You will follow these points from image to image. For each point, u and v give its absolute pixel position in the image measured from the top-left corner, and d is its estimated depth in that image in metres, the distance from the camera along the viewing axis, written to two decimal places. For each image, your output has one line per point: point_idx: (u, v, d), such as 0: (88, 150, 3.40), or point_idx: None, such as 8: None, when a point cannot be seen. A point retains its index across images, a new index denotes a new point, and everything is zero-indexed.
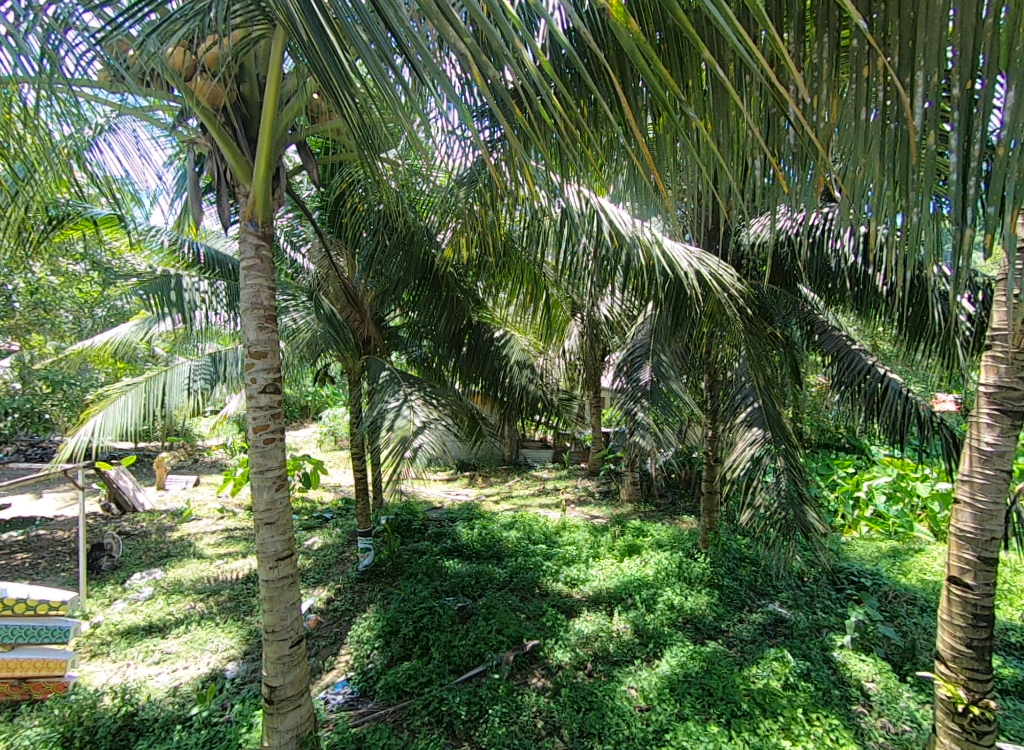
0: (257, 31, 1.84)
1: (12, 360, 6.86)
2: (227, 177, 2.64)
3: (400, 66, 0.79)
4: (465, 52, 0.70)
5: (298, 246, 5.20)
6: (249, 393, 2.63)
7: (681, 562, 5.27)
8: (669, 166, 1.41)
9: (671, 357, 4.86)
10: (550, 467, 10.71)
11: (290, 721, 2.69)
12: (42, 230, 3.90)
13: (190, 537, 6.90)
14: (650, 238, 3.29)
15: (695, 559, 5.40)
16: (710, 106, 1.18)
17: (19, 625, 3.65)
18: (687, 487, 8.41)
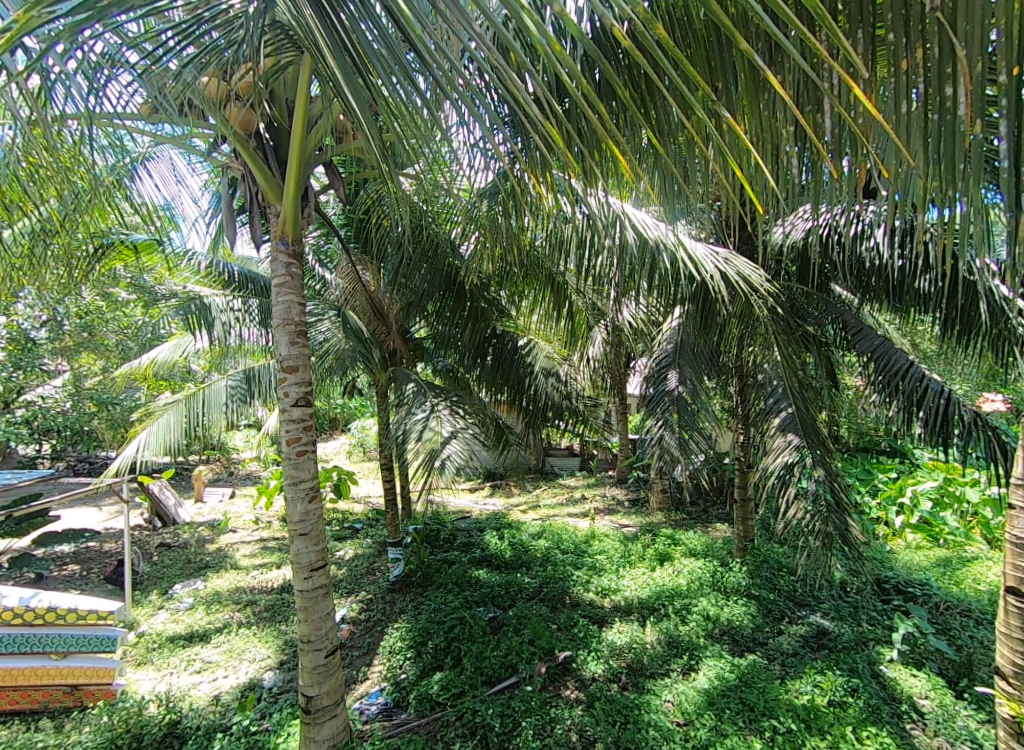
0: (286, 57, 1.92)
1: (66, 380, 7.41)
2: (259, 199, 2.73)
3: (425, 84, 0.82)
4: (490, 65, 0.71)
5: (326, 264, 5.35)
6: (282, 407, 2.69)
7: (715, 571, 5.15)
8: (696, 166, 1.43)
9: (698, 364, 4.77)
10: (578, 475, 10.65)
11: (326, 731, 2.72)
12: (90, 257, 4.12)
13: (227, 549, 7.08)
14: (673, 242, 3.23)
15: (730, 567, 5.27)
16: (738, 109, 1.19)
17: (70, 633, 3.79)
18: (719, 494, 8.20)
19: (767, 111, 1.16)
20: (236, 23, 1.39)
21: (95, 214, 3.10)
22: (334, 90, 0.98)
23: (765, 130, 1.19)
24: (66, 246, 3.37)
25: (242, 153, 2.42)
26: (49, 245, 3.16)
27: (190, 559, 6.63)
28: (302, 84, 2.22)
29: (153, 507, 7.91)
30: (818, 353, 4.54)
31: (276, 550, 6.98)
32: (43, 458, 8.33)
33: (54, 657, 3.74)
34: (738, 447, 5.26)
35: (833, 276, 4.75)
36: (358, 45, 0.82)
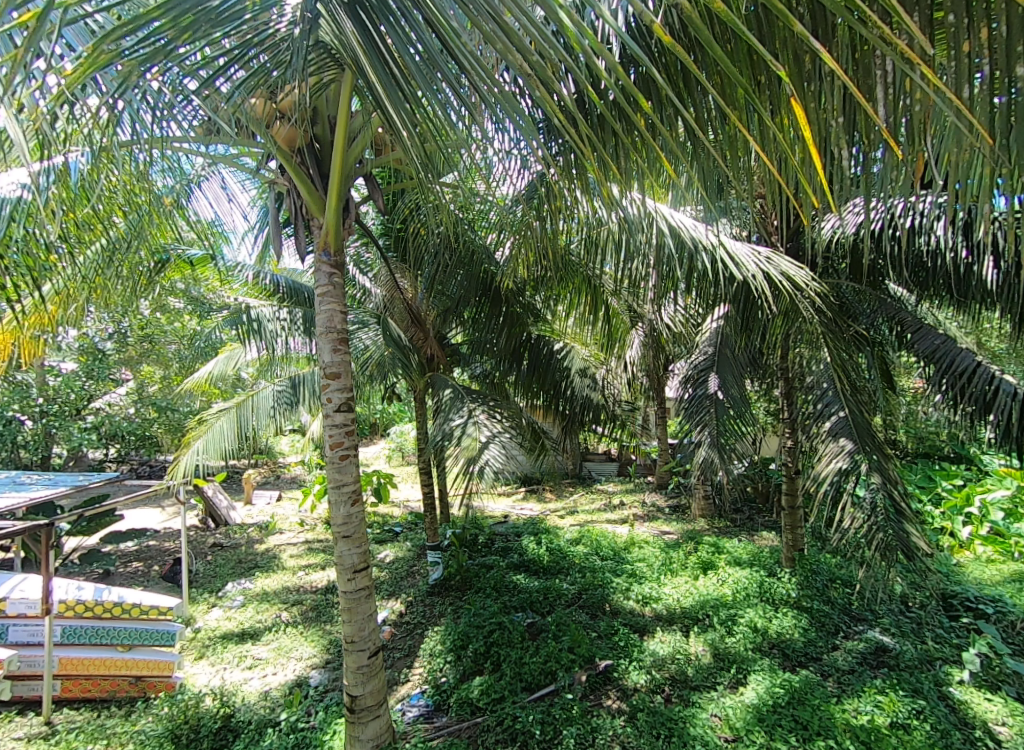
0: (330, 75, 2.00)
1: (129, 389, 7.90)
2: (304, 212, 2.83)
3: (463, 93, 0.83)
4: (532, 70, 0.72)
5: (365, 273, 5.50)
6: (325, 412, 2.77)
7: (763, 582, 4.95)
8: (737, 164, 1.39)
9: (739, 368, 4.64)
10: (616, 480, 10.51)
11: (371, 731, 2.77)
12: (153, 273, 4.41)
13: (275, 550, 7.34)
14: (713, 241, 3.17)
15: (779, 577, 5.05)
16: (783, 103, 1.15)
17: (133, 627, 4.04)
18: (765, 502, 7.91)
19: (815, 101, 1.12)
20: (282, 47, 1.44)
21: (156, 232, 3.32)
22: (373, 104, 1.02)
23: (815, 120, 1.14)
24: (131, 265, 3.62)
25: (287, 168, 2.53)
26: (117, 263, 3.41)
27: (241, 559, 6.92)
28: (343, 100, 2.29)
29: (207, 508, 8.30)
30: (871, 353, 4.32)
31: (320, 551, 7.19)
32: (109, 461, 8.90)
33: (120, 649, 3.97)
34: (785, 453, 5.06)
35: (886, 272, 4.52)
36: (399, 58, 0.84)
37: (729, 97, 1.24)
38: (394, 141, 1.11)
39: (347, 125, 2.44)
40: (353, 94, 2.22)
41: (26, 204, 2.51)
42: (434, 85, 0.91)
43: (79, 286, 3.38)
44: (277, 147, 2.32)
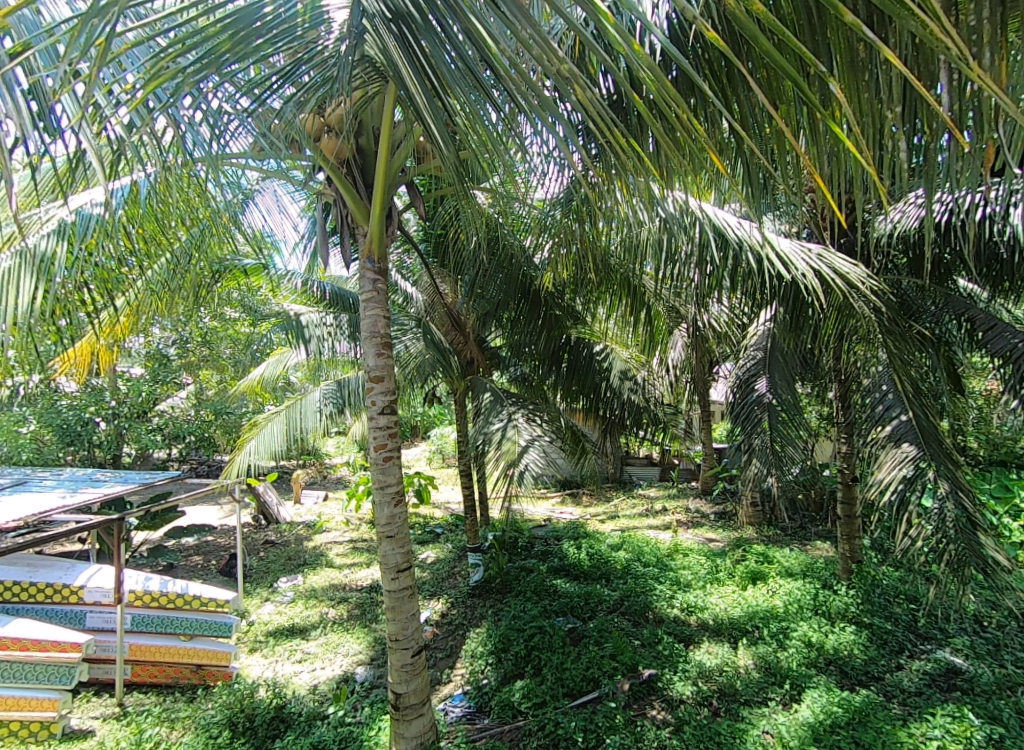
0: (374, 88, 2.05)
1: (190, 392, 8.38)
2: (349, 221, 2.92)
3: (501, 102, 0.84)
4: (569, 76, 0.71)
5: (407, 278, 5.62)
6: (370, 415, 2.85)
7: (818, 594, 4.71)
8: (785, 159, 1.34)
9: (790, 370, 4.46)
10: (658, 485, 10.29)
11: (414, 730, 2.80)
12: (213, 284, 4.69)
13: (322, 548, 7.59)
14: (759, 240, 3.06)
15: (835, 591, 4.80)
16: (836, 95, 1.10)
17: (194, 618, 4.29)
18: (819, 510, 7.53)
19: (870, 92, 1.07)
20: (330, 64, 1.49)
21: (215, 245, 3.53)
22: (414, 115, 1.04)
23: (868, 111, 1.09)
24: (194, 276, 3.85)
25: (334, 179, 2.62)
26: (182, 275, 3.64)
27: (291, 556, 7.19)
28: (387, 111, 2.35)
29: (260, 507, 8.69)
30: (937, 353, 4.02)
31: (365, 551, 7.39)
32: (172, 460, 9.48)
33: (183, 638, 4.22)
34: (840, 459, 4.81)
35: (955, 266, 4.20)
36: (436, 69, 0.85)
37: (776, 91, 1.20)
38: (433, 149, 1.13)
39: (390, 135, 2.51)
40: (396, 105, 2.28)
41: (101, 221, 2.74)
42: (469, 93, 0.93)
43: (148, 297, 3.63)
44: (324, 159, 2.41)
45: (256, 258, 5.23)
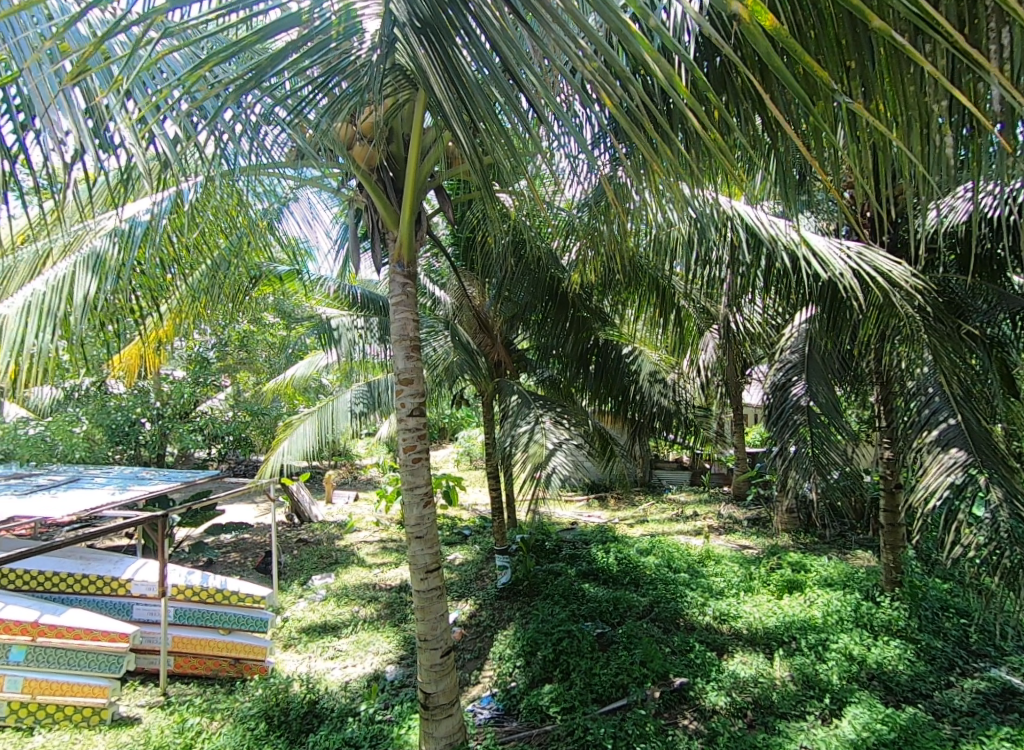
0: (404, 96, 2.09)
1: (229, 394, 8.71)
2: (380, 227, 2.98)
3: (527, 108, 0.84)
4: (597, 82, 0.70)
5: (436, 281, 5.69)
6: (399, 416, 2.89)
7: (859, 606, 4.53)
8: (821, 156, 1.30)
9: (828, 372, 4.31)
10: (688, 490, 10.10)
11: (443, 730, 2.82)
12: (252, 290, 4.87)
13: (353, 547, 7.75)
14: (794, 239, 2.97)
15: (878, 602, 4.60)
16: (876, 90, 1.05)
17: (232, 613, 4.45)
18: (859, 518, 7.24)
19: (913, 87, 1.02)
20: (362, 71, 1.50)
21: (254, 252, 3.67)
22: (442, 120, 1.05)
23: (913, 106, 1.04)
24: (233, 283, 4.00)
25: (366, 187, 2.68)
26: (221, 281, 3.77)
27: (323, 554, 7.35)
28: (416, 117, 2.39)
29: (293, 506, 8.92)
30: (989, 353, 3.81)
31: (394, 551, 7.51)
32: (211, 460, 9.83)
33: (222, 632, 4.37)
34: (883, 465, 4.62)
35: (1008, 262, 3.99)
36: (462, 75, 0.85)
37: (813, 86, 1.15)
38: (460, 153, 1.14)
39: (420, 141, 2.55)
40: (426, 112, 2.31)
41: (149, 230, 2.88)
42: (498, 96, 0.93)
43: (190, 304, 3.79)
44: (356, 167, 2.47)
45: (291, 264, 5.39)
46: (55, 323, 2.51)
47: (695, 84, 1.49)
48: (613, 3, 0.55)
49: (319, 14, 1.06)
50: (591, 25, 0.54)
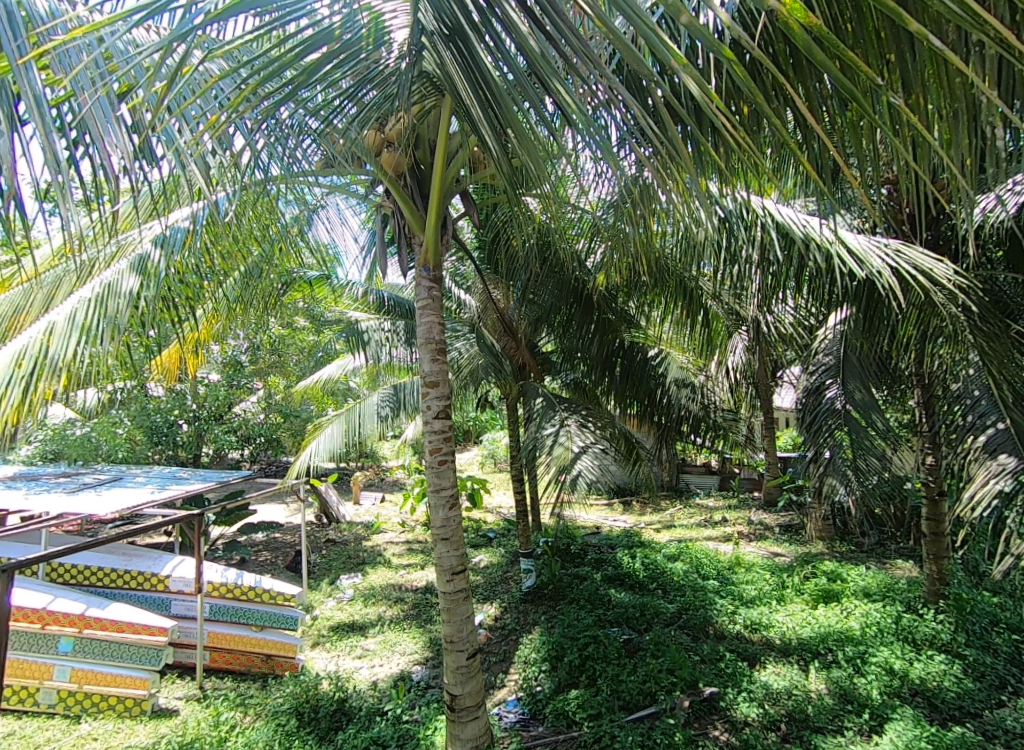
0: (430, 102, 2.11)
1: (261, 397, 8.98)
2: (406, 233, 3.01)
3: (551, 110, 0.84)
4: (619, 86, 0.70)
5: (461, 284, 5.74)
6: (425, 419, 2.92)
7: (900, 618, 4.34)
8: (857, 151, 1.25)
9: (865, 375, 4.16)
10: (717, 495, 9.90)
11: (470, 732, 2.82)
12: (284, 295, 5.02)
13: (380, 547, 7.86)
14: (828, 237, 2.89)
15: (920, 615, 4.41)
16: (919, 83, 1.00)
17: (264, 610, 4.56)
18: (899, 526, 6.96)
19: (960, 79, 0.97)
20: (390, 79, 1.51)
21: (286, 258, 3.77)
22: (468, 124, 1.06)
23: (959, 98, 0.99)
24: (266, 289, 4.12)
25: (393, 193, 2.73)
26: (256, 287, 3.90)
27: (351, 554, 7.48)
28: (443, 123, 2.41)
29: (322, 506, 9.11)
30: None
31: (420, 552, 7.58)
32: (244, 461, 10.12)
33: (255, 629, 4.49)
34: (926, 471, 4.42)
35: None
36: (487, 80, 0.86)
37: (849, 82, 1.11)
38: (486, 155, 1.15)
39: (446, 146, 2.57)
40: (452, 117, 2.33)
41: (186, 237, 3.01)
42: (523, 100, 0.93)
43: (226, 309, 3.92)
44: (383, 174, 2.52)
45: (320, 270, 5.53)
46: (103, 328, 2.65)
47: (725, 81, 1.46)
48: (641, 9, 0.54)
49: (350, 26, 1.09)
50: (618, 26, 0.54)
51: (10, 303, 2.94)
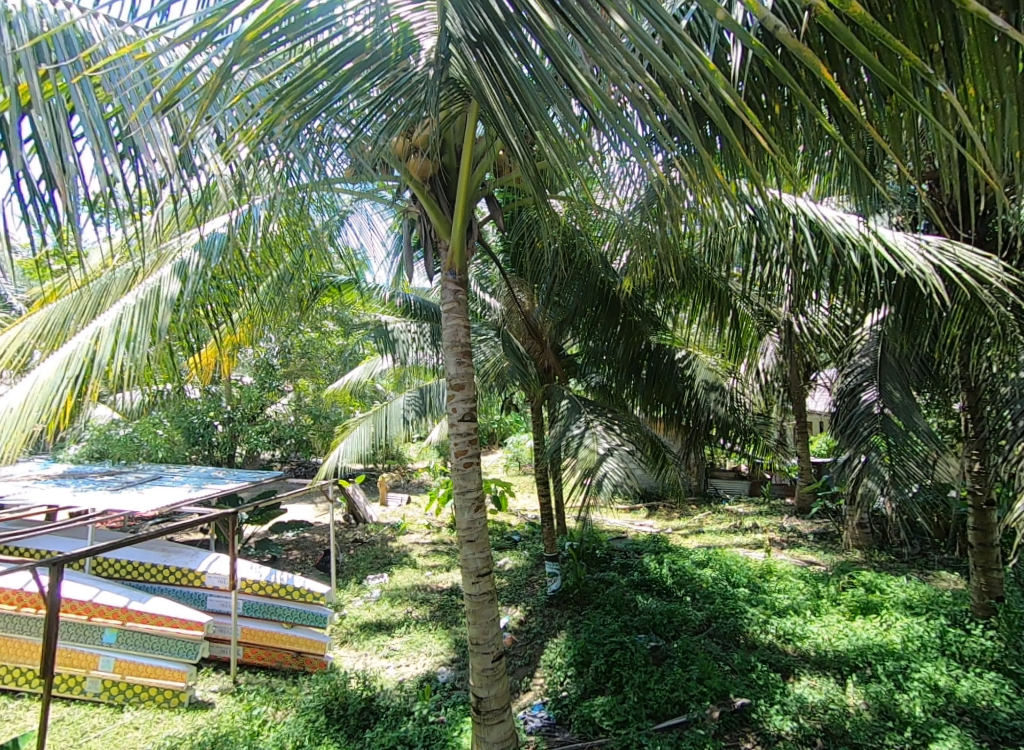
0: (456, 108, 2.13)
1: (291, 399, 9.23)
2: (432, 237, 3.05)
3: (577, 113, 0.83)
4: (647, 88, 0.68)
5: (486, 288, 5.77)
6: (451, 421, 2.94)
7: (946, 632, 4.14)
8: (898, 149, 1.20)
9: (905, 377, 4.00)
10: (747, 500, 9.67)
11: (495, 735, 2.82)
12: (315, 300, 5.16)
13: (406, 548, 7.95)
14: (865, 235, 2.80)
15: (967, 630, 4.20)
16: (968, 74, 0.95)
17: (295, 608, 4.67)
18: (943, 536, 6.65)
19: (1013, 68, 0.91)
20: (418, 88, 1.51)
21: (316, 263, 3.86)
22: (495, 130, 1.07)
23: (1012, 87, 0.93)
24: (298, 293, 4.23)
25: (420, 198, 2.77)
26: (288, 292, 4.01)
27: (378, 554, 7.58)
28: (469, 127, 2.43)
29: (350, 506, 9.28)
30: None
31: (445, 554, 7.63)
32: (275, 461, 10.40)
33: (286, 626, 4.60)
34: (973, 479, 4.21)
35: None
36: (513, 85, 0.86)
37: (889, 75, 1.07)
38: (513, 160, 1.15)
39: (472, 151, 2.59)
40: (478, 122, 2.35)
41: (223, 244, 3.11)
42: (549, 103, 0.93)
43: (260, 314, 4.05)
44: (411, 180, 2.56)
45: (349, 275, 5.65)
46: (144, 333, 2.76)
47: (758, 78, 1.43)
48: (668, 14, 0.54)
49: (382, 37, 1.11)
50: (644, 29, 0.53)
51: (61, 312, 3.04)
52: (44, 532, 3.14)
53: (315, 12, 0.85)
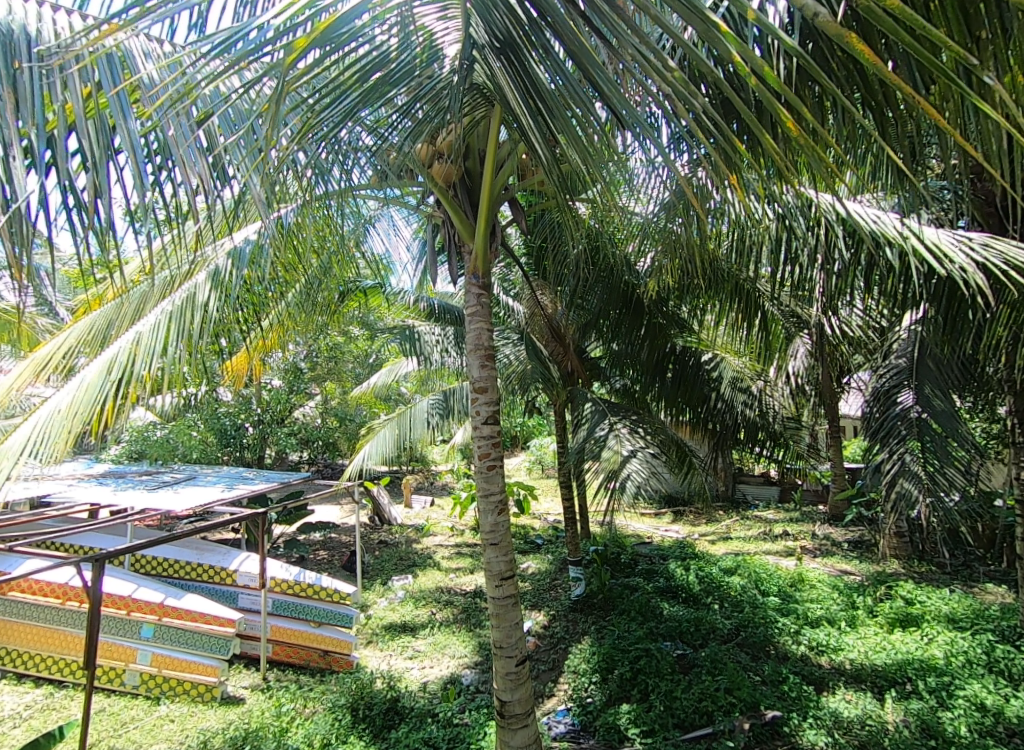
0: (480, 112, 2.14)
1: (319, 402, 9.41)
2: (456, 241, 3.07)
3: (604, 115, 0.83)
4: (675, 87, 0.67)
5: (509, 290, 5.78)
6: (475, 424, 2.95)
7: (993, 649, 3.94)
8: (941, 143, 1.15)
9: (946, 380, 3.83)
10: (777, 507, 9.41)
11: (519, 739, 2.80)
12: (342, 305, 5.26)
13: (430, 550, 8.01)
14: (902, 232, 2.70)
15: (1016, 647, 3.98)
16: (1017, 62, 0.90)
17: (323, 608, 4.77)
18: (988, 547, 6.34)
19: None
20: (443, 94, 1.52)
21: (343, 269, 3.94)
22: (520, 135, 1.07)
23: None
24: (326, 298, 4.33)
25: (444, 203, 2.79)
26: (315, 297, 4.10)
27: (403, 556, 7.66)
28: (492, 131, 2.44)
29: (375, 508, 9.41)
30: None
31: (469, 557, 7.65)
32: (303, 462, 10.63)
33: (313, 625, 4.69)
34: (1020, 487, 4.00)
35: None
36: (539, 90, 0.86)
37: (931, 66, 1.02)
38: (537, 163, 1.15)
39: (495, 155, 2.60)
40: (501, 126, 2.36)
41: (254, 252, 3.21)
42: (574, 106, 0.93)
43: (289, 319, 4.15)
44: (435, 185, 2.59)
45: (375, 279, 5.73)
46: (180, 338, 2.87)
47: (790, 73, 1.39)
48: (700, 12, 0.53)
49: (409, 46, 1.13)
50: (672, 28, 0.52)
51: (104, 318, 3.19)
52: (87, 530, 3.25)
53: (347, 31, 0.88)
